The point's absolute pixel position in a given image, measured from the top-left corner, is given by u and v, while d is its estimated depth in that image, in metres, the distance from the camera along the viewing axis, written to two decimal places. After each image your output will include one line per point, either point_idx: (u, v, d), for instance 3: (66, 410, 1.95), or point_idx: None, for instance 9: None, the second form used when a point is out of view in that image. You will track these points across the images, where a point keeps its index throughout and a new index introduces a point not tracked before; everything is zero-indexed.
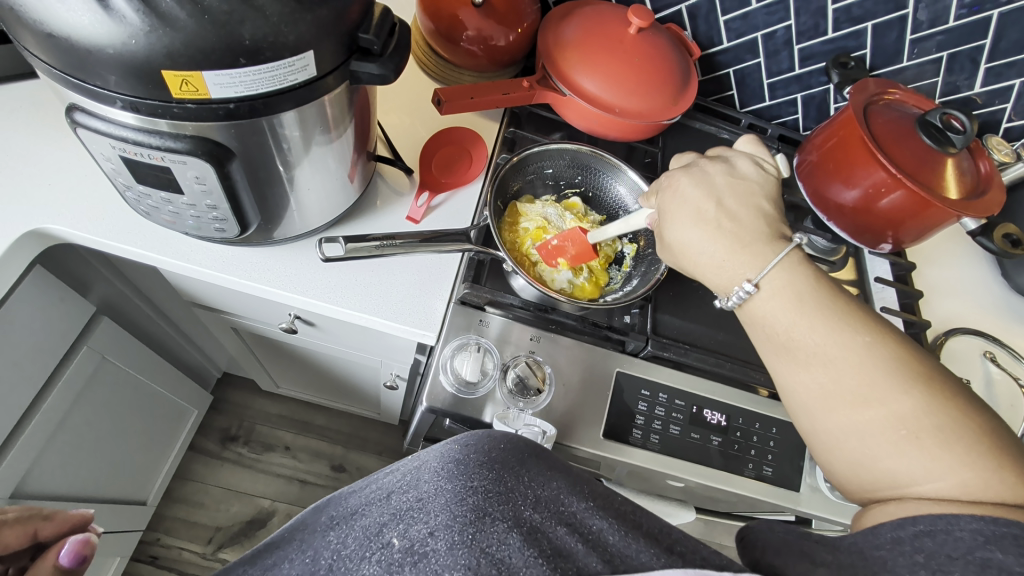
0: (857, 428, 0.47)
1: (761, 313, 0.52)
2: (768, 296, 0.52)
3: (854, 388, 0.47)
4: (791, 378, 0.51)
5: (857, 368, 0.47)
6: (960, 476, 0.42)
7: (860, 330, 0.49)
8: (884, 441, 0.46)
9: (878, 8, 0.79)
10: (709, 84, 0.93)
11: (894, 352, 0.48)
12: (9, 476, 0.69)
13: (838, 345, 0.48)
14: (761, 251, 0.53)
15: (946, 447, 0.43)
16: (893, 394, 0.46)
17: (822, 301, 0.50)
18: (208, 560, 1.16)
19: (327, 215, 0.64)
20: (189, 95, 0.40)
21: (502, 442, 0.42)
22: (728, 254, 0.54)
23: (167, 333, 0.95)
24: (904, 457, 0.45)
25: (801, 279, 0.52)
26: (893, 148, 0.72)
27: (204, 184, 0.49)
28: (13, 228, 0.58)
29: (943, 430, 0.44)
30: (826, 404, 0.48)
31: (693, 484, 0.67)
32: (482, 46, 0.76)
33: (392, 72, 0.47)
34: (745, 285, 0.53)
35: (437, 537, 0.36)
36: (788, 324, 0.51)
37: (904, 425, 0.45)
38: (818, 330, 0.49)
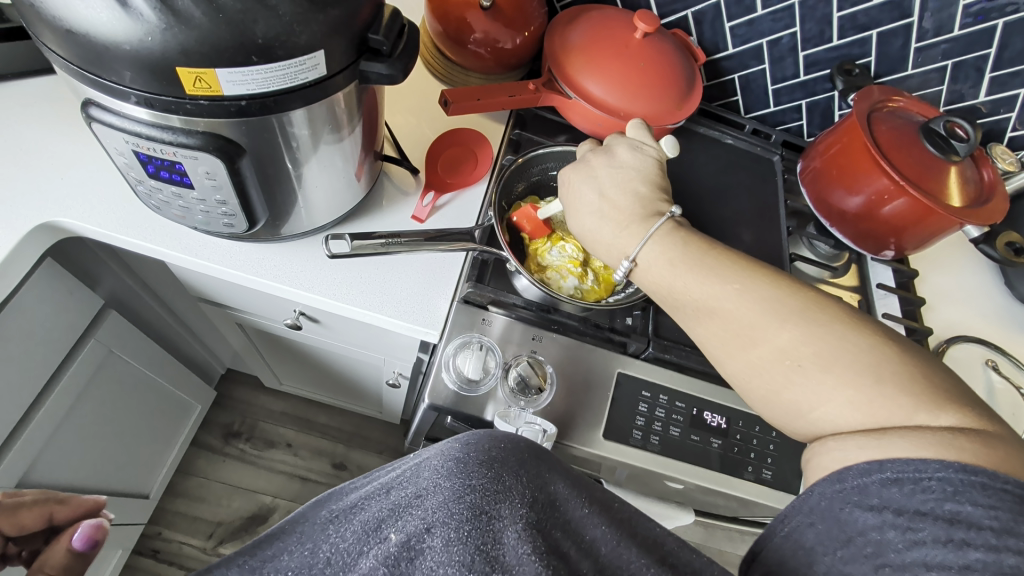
0: (755, 368, 0.48)
1: (648, 275, 0.53)
2: (648, 263, 0.53)
3: (741, 330, 0.48)
4: (693, 330, 0.52)
5: (738, 309, 0.48)
6: (847, 396, 0.43)
7: (727, 274, 0.50)
8: (777, 376, 0.46)
9: (883, 16, 0.80)
10: (714, 89, 0.94)
11: (765, 289, 0.48)
12: (16, 465, 0.70)
13: (716, 291, 0.49)
14: (634, 229, 0.54)
15: (825, 369, 0.44)
16: (772, 329, 0.47)
17: (693, 259, 0.51)
18: (208, 555, 1.16)
19: (334, 213, 0.65)
20: (202, 92, 0.41)
21: (504, 442, 0.41)
22: (614, 234, 0.55)
23: (173, 328, 0.96)
24: (802, 389, 0.45)
25: (672, 245, 0.52)
26: (897, 155, 0.72)
27: (214, 180, 0.50)
28: (25, 220, 0.59)
29: (822, 355, 0.44)
30: (726, 346, 0.49)
31: (693, 486, 0.67)
32: (489, 49, 0.77)
33: (400, 73, 0.48)
34: (626, 260, 0.54)
35: (434, 534, 0.36)
36: (668, 273, 0.52)
37: (787, 354, 0.46)
38: (698, 277, 0.50)
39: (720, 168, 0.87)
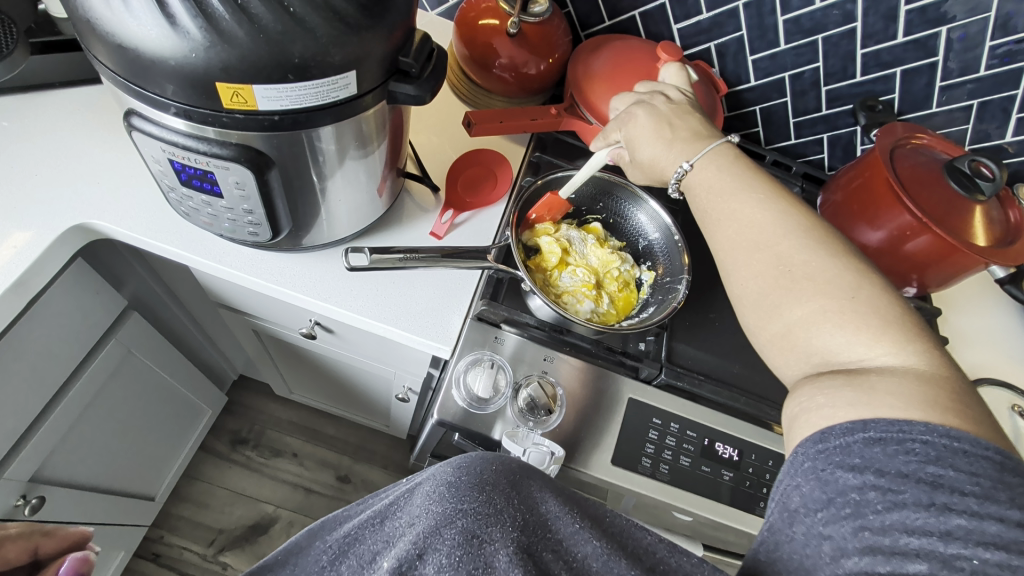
0: (747, 269, 0.48)
1: (698, 181, 0.54)
2: (698, 173, 0.54)
3: (748, 233, 0.49)
4: (705, 235, 0.53)
5: (750, 218, 0.49)
6: (821, 306, 0.44)
7: (756, 188, 0.51)
8: (765, 279, 0.47)
9: (907, 55, 0.80)
10: (735, 120, 0.95)
11: (789, 205, 0.49)
12: (31, 461, 0.71)
13: (739, 200, 0.51)
14: (698, 143, 0.56)
15: (812, 280, 0.45)
16: (778, 236, 0.47)
17: (733, 167, 0.53)
18: (208, 562, 1.16)
19: (355, 226, 0.66)
20: (239, 106, 0.43)
21: (495, 464, 0.40)
22: (671, 149, 0.56)
23: (190, 332, 0.97)
24: (783, 294, 0.46)
25: (722, 156, 0.54)
26: (919, 192, 0.71)
27: (243, 189, 0.51)
28: (60, 221, 0.61)
29: (812, 269, 0.45)
30: (731, 252, 0.50)
31: (703, 519, 0.65)
32: (513, 73, 0.79)
33: (427, 94, 0.50)
34: (682, 164, 0.55)
35: (426, 560, 0.35)
36: (703, 183, 0.54)
37: (783, 262, 0.46)
38: (725, 188, 0.52)
39: None
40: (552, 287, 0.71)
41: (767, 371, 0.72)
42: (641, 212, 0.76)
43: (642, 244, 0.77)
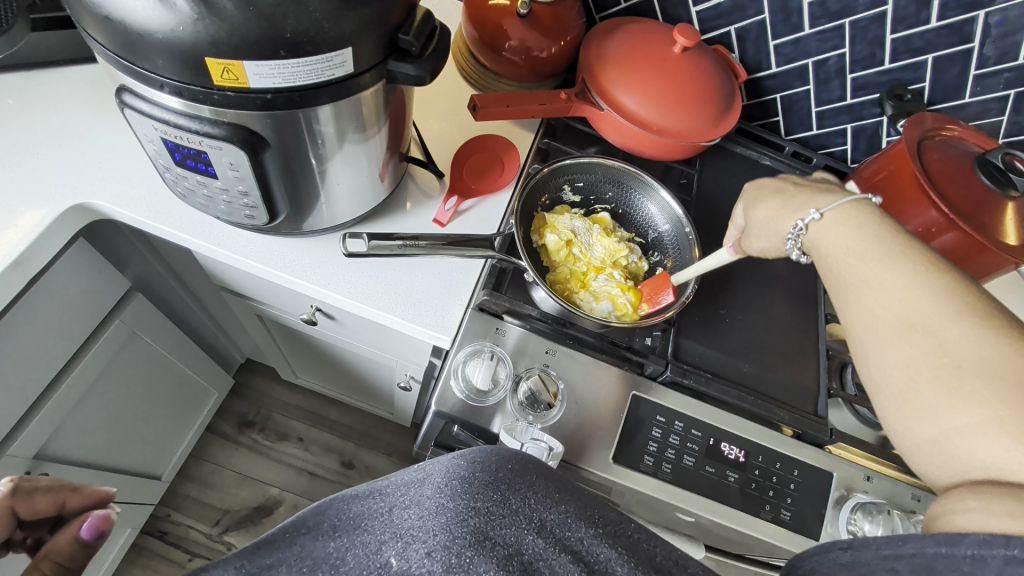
0: (901, 355, 0.44)
1: (824, 243, 0.51)
2: (831, 226, 0.51)
3: (904, 312, 0.44)
4: (845, 306, 0.49)
5: (907, 292, 0.44)
6: (994, 412, 0.38)
7: (910, 258, 0.46)
8: (924, 370, 0.42)
9: (940, 41, 0.75)
10: (754, 108, 0.91)
11: (947, 280, 0.44)
12: (37, 436, 0.72)
13: (887, 270, 0.46)
14: (830, 195, 0.53)
15: (987, 381, 0.39)
16: (942, 321, 0.42)
17: (882, 232, 0.48)
18: (213, 542, 1.18)
19: (356, 210, 0.64)
20: (229, 83, 0.41)
21: (510, 462, 0.39)
22: (805, 199, 0.54)
23: (195, 313, 0.97)
24: (943, 391, 0.41)
25: (864, 213, 0.50)
26: (949, 187, 0.68)
27: (237, 170, 0.50)
28: (60, 200, 0.61)
29: (986, 364, 0.40)
30: (879, 335, 0.45)
31: (706, 520, 0.63)
32: (524, 56, 0.77)
33: (428, 74, 0.48)
34: (812, 211, 0.52)
35: (435, 559, 0.32)
36: (847, 249, 0.49)
37: (947, 354, 0.41)
38: (866, 257, 0.48)
39: None
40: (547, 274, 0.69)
41: (778, 371, 0.69)
42: (652, 203, 0.74)
43: (652, 235, 0.75)
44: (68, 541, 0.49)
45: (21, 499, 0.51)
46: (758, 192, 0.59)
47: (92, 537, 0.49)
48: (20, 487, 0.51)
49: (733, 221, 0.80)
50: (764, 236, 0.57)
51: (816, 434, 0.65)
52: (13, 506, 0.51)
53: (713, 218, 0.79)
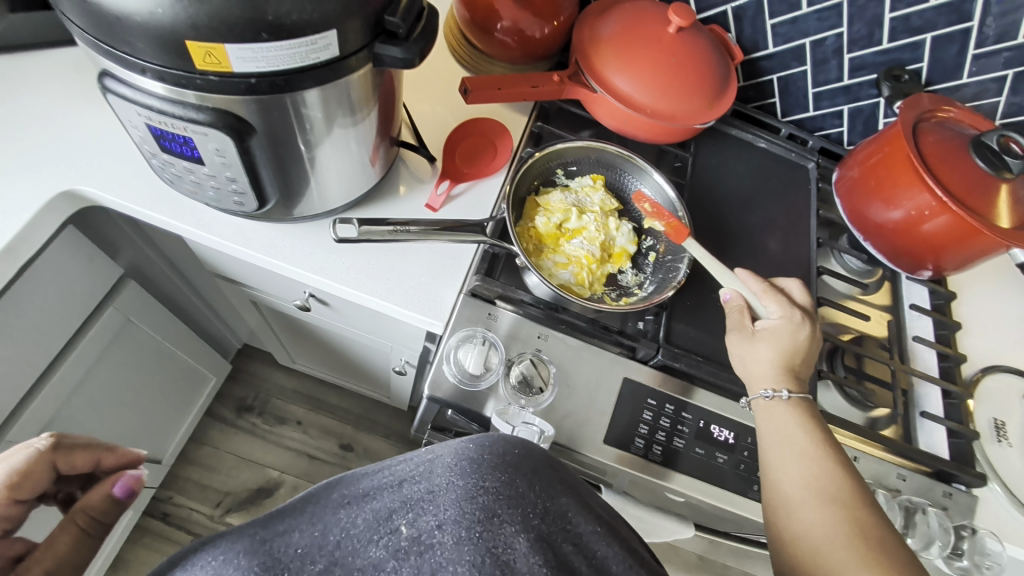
0: (821, 519, 0.49)
1: (779, 413, 0.57)
2: (791, 407, 0.57)
3: (826, 485, 0.51)
4: (777, 469, 0.54)
5: (832, 472, 0.52)
6: None
7: (833, 451, 0.54)
8: (839, 533, 0.48)
9: (939, 19, 0.74)
10: (750, 90, 0.90)
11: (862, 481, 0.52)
12: (35, 421, 0.73)
13: (824, 451, 0.54)
14: (802, 386, 0.59)
15: (887, 555, 0.46)
16: (859, 502, 0.50)
17: (816, 425, 0.56)
18: (215, 522, 1.20)
19: (347, 196, 0.64)
20: (212, 67, 0.41)
21: (516, 448, 0.39)
22: (775, 364, 0.60)
23: (190, 299, 0.97)
24: (853, 555, 0.46)
25: (812, 408, 0.58)
26: (944, 170, 0.67)
27: (224, 156, 0.50)
28: (49, 187, 0.60)
29: (887, 542, 0.47)
30: (803, 498, 0.51)
31: (695, 499, 0.65)
32: (516, 37, 0.75)
33: (416, 57, 0.47)
34: (784, 392, 0.58)
35: (445, 531, 0.33)
36: (795, 422, 0.56)
37: (860, 527, 0.48)
38: (808, 437, 0.55)
39: (750, 173, 0.83)
40: (536, 260, 0.68)
41: None
42: (645, 186, 0.74)
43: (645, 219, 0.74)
44: (101, 499, 0.49)
45: (62, 454, 0.50)
46: (777, 333, 0.61)
47: (124, 495, 0.50)
48: (60, 443, 0.51)
49: (727, 205, 0.79)
50: (743, 359, 0.62)
51: None
52: (52, 461, 0.50)
53: (706, 202, 0.79)
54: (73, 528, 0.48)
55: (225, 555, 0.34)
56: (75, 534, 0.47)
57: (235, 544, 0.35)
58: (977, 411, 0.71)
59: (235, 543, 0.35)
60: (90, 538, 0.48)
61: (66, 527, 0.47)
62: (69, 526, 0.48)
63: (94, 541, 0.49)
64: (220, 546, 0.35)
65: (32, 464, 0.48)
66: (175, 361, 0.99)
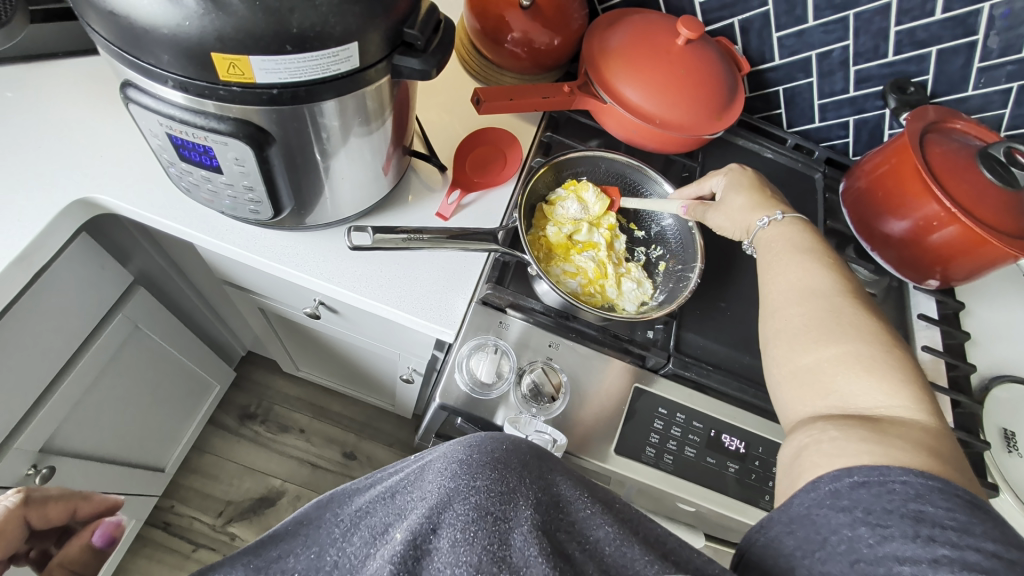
0: (795, 317, 0.51)
1: (771, 234, 0.59)
2: (781, 225, 0.60)
3: (802, 286, 0.53)
4: (763, 283, 0.56)
5: (813, 272, 0.53)
6: (861, 356, 0.47)
7: (815, 253, 0.55)
8: (810, 324, 0.50)
9: (944, 33, 0.75)
10: (756, 100, 0.91)
11: (843, 274, 0.54)
12: (42, 431, 0.72)
13: (804, 255, 0.55)
14: (780, 205, 0.62)
15: (857, 333, 0.48)
16: (832, 293, 0.51)
17: (800, 233, 0.58)
18: (217, 532, 1.19)
19: (360, 205, 0.65)
20: (235, 78, 0.41)
21: (505, 443, 0.37)
22: (746, 198, 0.63)
23: (196, 306, 0.97)
24: (827, 341, 0.48)
25: (797, 214, 0.61)
26: (953, 181, 0.68)
27: (243, 166, 0.50)
28: (63, 195, 0.61)
29: (857, 320, 0.49)
30: (784, 300, 0.53)
31: (705, 509, 0.64)
32: (526, 48, 0.76)
33: (433, 68, 0.47)
34: (771, 215, 0.60)
35: (440, 535, 0.33)
36: (783, 239, 0.58)
37: (832, 314, 0.50)
38: (790, 245, 0.57)
39: None
40: (546, 267, 0.68)
41: None
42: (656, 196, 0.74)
43: (655, 229, 0.74)
44: (78, 551, 0.54)
45: (34, 508, 0.52)
46: (733, 178, 0.65)
47: (104, 544, 0.55)
48: (31, 497, 0.52)
49: None
50: (730, 216, 0.63)
51: None
52: (25, 516, 0.52)
53: None
54: None
55: None
56: None
57: (236, 572, 0.39)
58: (986, 421, 0.71)
59: (235, 571, 0.39)
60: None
61: None
62: None
63: None
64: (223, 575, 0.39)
65: (6, 521, 0.50)
66: (183, 327, 0.94)
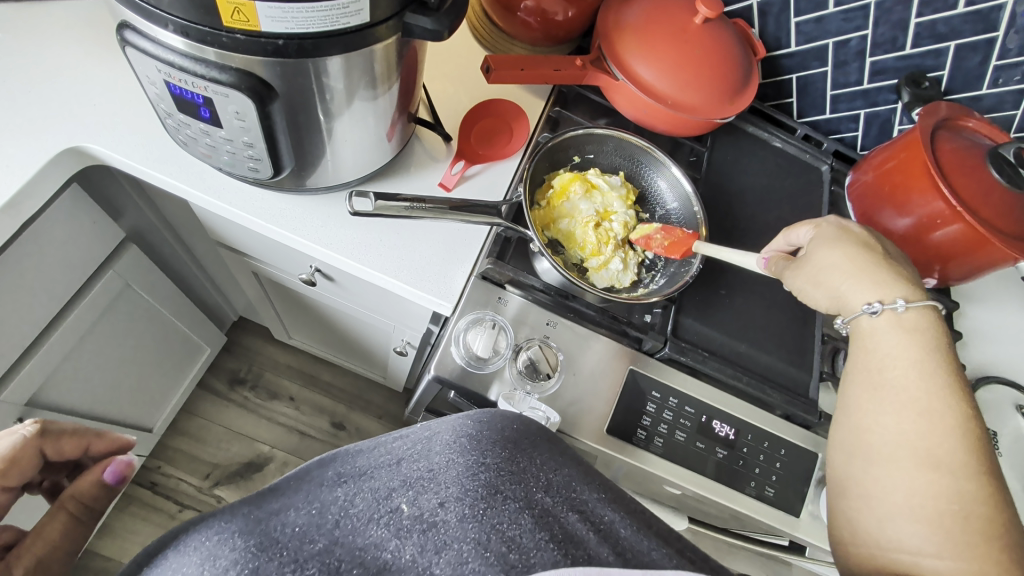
0: (907, 482, 0.46)
1: (884, 338, 0.52)
2: (896, 320, 0.52)
3: (926, 448, 0.46)
4: (865, 416, 0.51)
5: (943, 431, 0.47)
6: (975, 563, 0.42)
7: (950, 399, 0.48)
8: (927, 503, 0.45)
9: (965, 27, 0.74)
10: (768, 87, 0.89)
11: (977, 440, 0.47)
12: (29, 385, 0.71)
13: (936, 398, 0.48)
14: (910, 290, 0.53)
15: (983, 538, 0.43)
16: (965, 471, 0.45)
17: (931, 354, 0.50)
18: (203, 494, 1.19)
19: (361, 170, 0.63)
20: (239, 25, 0.39)
21: (516, 423, 0.40)
22: (852, 274, 0.54)
23: (189, 267, 0.95)
24: (934, 526, 0.44)
25: (929, 320, 0.52)
26: (960, 179, 0.67)
27: (243, 120, 0.48)
28: (54, 142, 0.58)
29: (985, 520, 0.43)
30: (895, 455, 0.48)
31: (691, 492, 0.65)
32: (539, 18, 0.74)
33: (446, 29, 0.45)
34: (895, 302, 0.52)
35: (448, 509, 0.32)
36: (901, 362, 0.51)
37: (956, 500, 0.44)
38: (916, 369, 0.50)
39: (765, 172, 0.83)
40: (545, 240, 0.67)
41: (774, 355, 0.70)
42: (661, 179, 0.73)
43: (659, 212, 0.73)
44: (90, 486, 0.49)
45: (49, 441, 0.50)
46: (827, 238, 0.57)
47: (116, 481, 0.50)
48: (48, 429, 0.50)
49: (740, 203, 0.79)
50: (822, 289, 0.56)
51: (806, 415, 0.67)
52: (40, 448, 0.49)
53: (719, 198, 0.78)
54: (62, 514, 0.48)
55: (221, 535, 0.32)
56: (66, 520, 0.48)
57: (230, 524, 0.33)
58: None
59: (229, 523, 0.33)
60: (80, 523, 0.49)
61: (56, 514, 0.48)
62: (59, 513, 0.48)
63: (83, 526, 0.49)
64: (213, 526, 0.33)
65: (20, 450, 0.47)
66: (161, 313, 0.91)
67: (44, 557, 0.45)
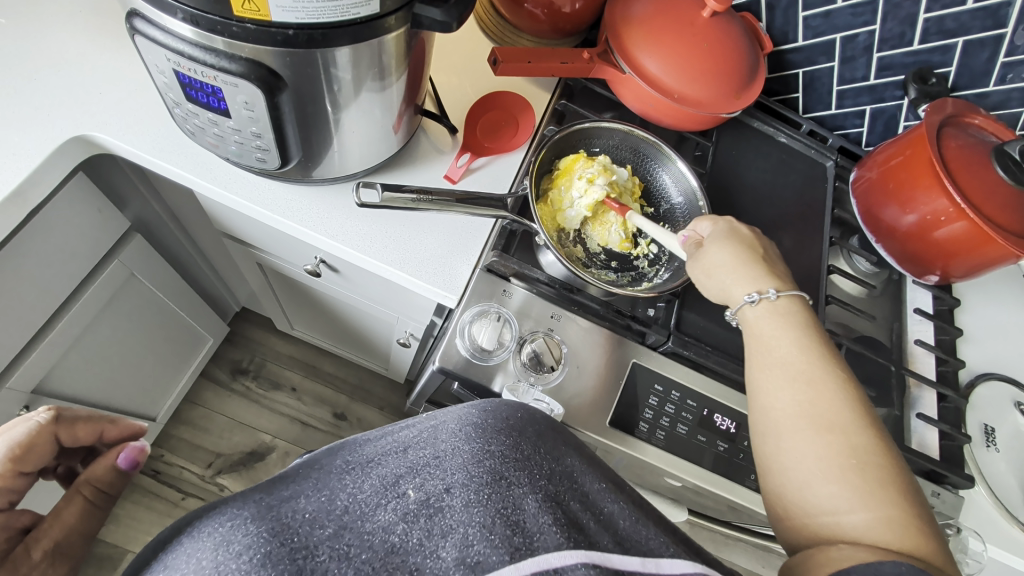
0: (810, 446, 0.46)
1: (765, 322, 0.54)
2: (774, 308, 0.55)
3: (823, 412, 0.47)
4: (765, 393, 0.51)
5: (831, 397, 0.48)
6: (886, 512, 0.42)
7: (830, 368, 0.50)
8: (832, 462, 0.45)
9: (973, 24, 0.74)
10: (774, 82, 0.89)
11: (857, 400, 0.48)
12: (34, 373, 0.72)
13: (817, 368, 0.50)
14: (785, 283, 0.56)
15: (883, 485, 0.43)
16: (854, 426, 0.46)
17: (811, 333, 0.52)
18: (206, 483, 1.20)
19: (367, 162, 0.63)
20: (249, 14, 0.39)
21: (519, 412, 0.41)
22: (734, 264, 0.57)
23: (192, 257, 0.95)
24: (846, 483, 0.44)
25: (800, 306, 0.55)
26: (964, 176, 0.67)
27: (252, 111, 0.48)
28: (60, 130, 0.58)
29: (883, 470, 0.44)
30: (794, 423, 0.48)
31: (692, 484, 0.66)
32: (546, 10, 0.74)
33: (455, 20, 0.46)
34: (767, 291, 0.55)
35: (454, 494, 0.33)
36: (791, 341, 0.52)
37: (855, 454, 0.45)
38: (795, 347, 0.51)
39: (769, 167, 0.83)
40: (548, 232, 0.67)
41: None
42: (667, 174, 0.73)
43: (664, 207, 0.73)
44: (104, 470, 0.50)
45: (64, 426, 0.50)
46: (721, 232, 0.60)
47: (129, 466, 0.51)
48: (62, 415, 0.50)
49: (744, 198, 0.79)
50: (712, 274, 0.58)
51: None
52: (56, 433, 0.49)
53: (724, 193, 0.79)
54: (79, 498, 0.48)
55: (233, 521, 0.32)
56: (82, 504, 0.48)
57: (242, 510, 0.33)
58: (969, 416, 0.73)
59: (241, 510, 0.33)
60: (96, 508, 0.49)
61: (73, 498, 0.48)
62: (75, 497, 0.48)
63: (100, 510, 0.50)
64: (227, 512, 0.33)
65: (36, 436, 0.47)
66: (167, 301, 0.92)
67: (62, 540, 0.46)
